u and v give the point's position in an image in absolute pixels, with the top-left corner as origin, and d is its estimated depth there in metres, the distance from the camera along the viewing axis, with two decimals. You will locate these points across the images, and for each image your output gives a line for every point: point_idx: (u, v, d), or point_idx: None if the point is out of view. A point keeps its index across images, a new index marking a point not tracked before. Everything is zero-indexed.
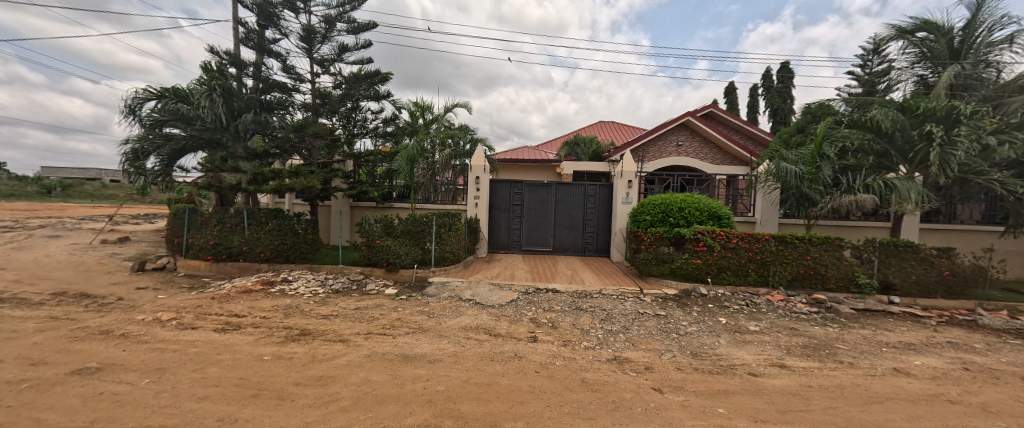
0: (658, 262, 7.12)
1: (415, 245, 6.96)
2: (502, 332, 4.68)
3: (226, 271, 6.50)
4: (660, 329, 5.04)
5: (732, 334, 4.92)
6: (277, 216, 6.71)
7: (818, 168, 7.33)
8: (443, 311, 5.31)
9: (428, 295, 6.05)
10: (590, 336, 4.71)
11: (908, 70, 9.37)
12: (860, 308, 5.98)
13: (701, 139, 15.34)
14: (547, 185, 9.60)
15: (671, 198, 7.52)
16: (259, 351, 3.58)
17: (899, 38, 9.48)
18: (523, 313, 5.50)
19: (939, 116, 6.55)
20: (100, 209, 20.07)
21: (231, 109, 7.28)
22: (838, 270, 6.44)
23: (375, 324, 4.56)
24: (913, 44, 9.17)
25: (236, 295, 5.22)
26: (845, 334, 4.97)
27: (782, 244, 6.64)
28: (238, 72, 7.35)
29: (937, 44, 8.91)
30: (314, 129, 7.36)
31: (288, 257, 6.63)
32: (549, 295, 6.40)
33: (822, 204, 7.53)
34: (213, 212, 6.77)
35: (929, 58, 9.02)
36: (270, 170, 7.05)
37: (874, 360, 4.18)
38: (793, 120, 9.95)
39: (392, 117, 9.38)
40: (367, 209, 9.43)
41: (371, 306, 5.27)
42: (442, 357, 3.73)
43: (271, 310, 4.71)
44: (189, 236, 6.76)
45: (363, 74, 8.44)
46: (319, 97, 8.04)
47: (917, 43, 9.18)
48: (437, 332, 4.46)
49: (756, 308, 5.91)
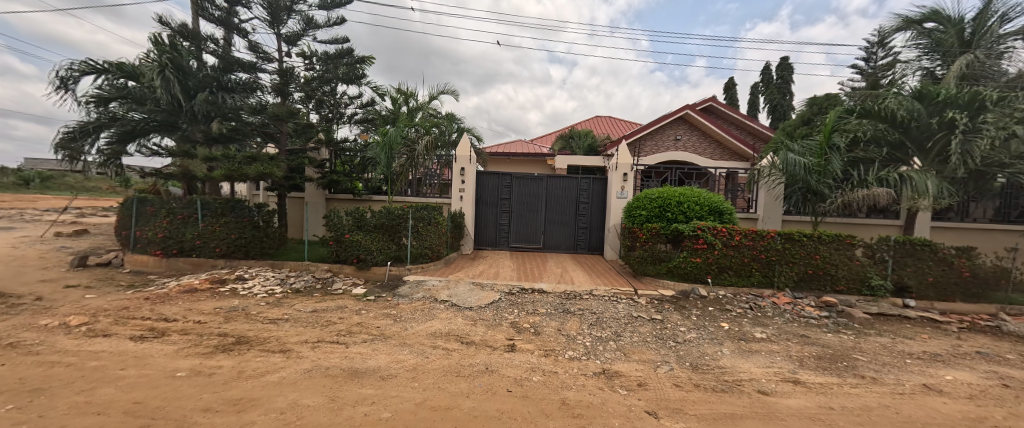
0: (654, 260, 6.63)
1: (389, 240, 6.35)
2: (476, 339, 4.09)
3: (177, 268, 5.86)
4: (656, 336, 4.48)
5: (736, 342, 4.35)
6: (235, 208, 6.05)
7: (828, 160, 6.79)
8: (413, 314, 4.71)
9: (400, 295, 5.46)
10: (576, 345, 4.15)
11: (915, 63, 8.78)
12: (873, 312, 5.48)
13: (700, 133, 14.82)
14: (536, 178, 9.03)
15: (669, 192, 6.89)
16: (174, 365, 2.96)
17: (905, 29, 8.89)
18: (503, 317, 4.93)
19: (962, 102, 6.02)
20: (63, 201, 19.07)
21: (186, 89, 6.52)
22: (849, 270, 5.91)
23: (329, 330, 3.96)
24: (919, 35, 8.60)
25: (177, 295, 4.58)
26: (863, 343, 4.43)
27: (789, 242, 6.08)
28: (196, 49, 6.62)
29: (947, 35, 8.33)
30: (278, 110, 6.67)
31: (247, 252, 5.99)
32: (535, 296, 5.83)
33: (832, 199, 6.97)
34: (164, 202, 6.07)
35: (938, 50, 8.45)
36: (224, 152, 6.27)
37: (900, 375, 3.65)
38: (797, 112, 9.45)
39: (371, 102, 8.72)
40: (342, 202, 8.77)
41: (331, 309, 4.66)
42: (399, 372, 3.13)
43: (211, 314, 4.09)
44: (137, 229, 6.06)
45: (337, 54, 7.78)
46: (285, 75, 7.25)
47: (925, 34, 8.60)
48: (399, 340, 3.86)
49: (761, 312, 5.39)
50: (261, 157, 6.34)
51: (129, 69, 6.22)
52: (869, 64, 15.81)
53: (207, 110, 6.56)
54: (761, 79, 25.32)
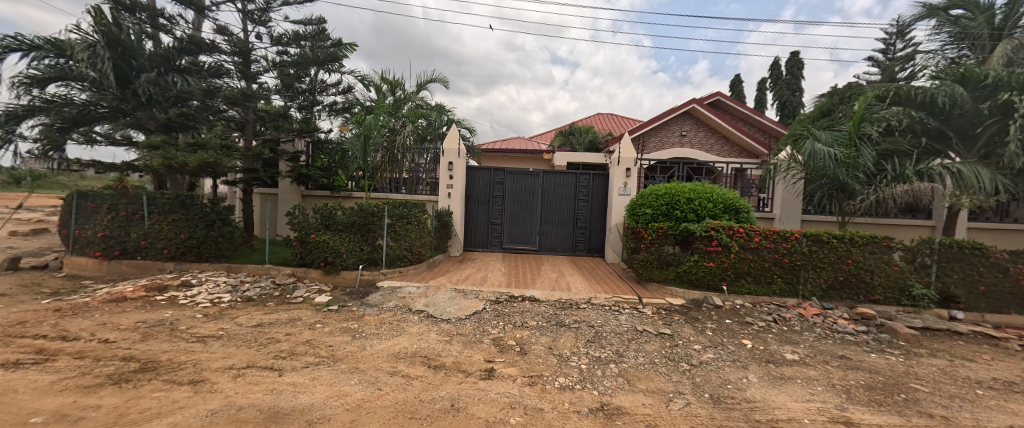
0: (661, 264, 5.90)
1: (361, 240, 5.63)
2: (447, 362, 3.35)
3: (120, 271, 5.18)
4: (665, 356, 3.75)
5: (763, 364, 3.58)
6: (186, 205, 5.30)
7: (858, 151, 6.02)
8: (377, 329, 3.97)
9: (368, 304, 4.75)
10: (569, 369, 3.40)
11: (938, 53, 7.86)
12: (918, 327, 4.72)
13: (707, 129, 14.04)
14: (531, 173, 8.30)
15: (677, 188, 6.14)
16: (33, 407, 2.23)
17: (928, 17, 7.92)
18: (485, 332, 4.19)
19: (1015, 85, 5.28)
20: (45, 200, 18.30)
21: (129, 69, 5.88)
22: (886, 277, 5.16)
23: (266, 350, 3.22)
24: (945, 22, 7.65)
25: (98, 306, 3.87)
26: (916, 367, 3.67)
27: (816, 245, 5.30)
28: (149, 26, 5.97)
29: (975, 22, 7.38)
30: (234, 92, 5.96)
31: (200, 254, 5.28)
32: (525, 305, 5.11)
33: (863, 196, 6.19)
34: (104, 197, 5.34)
35: (965, 38, 7.50)
36: (170, 140, 5.52)
37: (980, 413, 2.87)
38: (815, 103, 8.67)
39: (351, 90, 8.03)
40: (319, 199, 8.10)
41: (281, 322, 3.93)
42: (334, 413, 2.39)
43: (126, 330, 3.37)
44: (77, 227, 5.37)
45: (309, 34, 7.07)
46: (239, 48, 6.34)
47: (951, 22, 7.62)
48: (350, 364, 3.11)
49: (788, 325, 4.64)
50: (209, 144, 5.64)
51: (64, 45, 5.50)
52: (886, 57, 15.06)
53: (152, 92, 5.93)
54: (769, 75, 24.56)
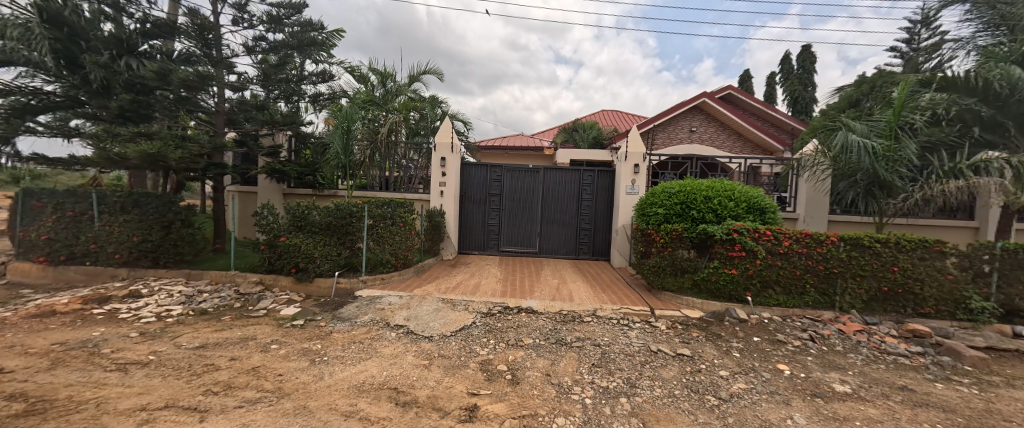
0: (676, 271, 5.24)
1: (339, 244, 5.04)
2: (419, 398, 2.71)
3: (68, 279, 4.67)
4: (688, 386, 3.11)
5: (811, 399, 2.92)
6: (139, 203, 4.71)
7: (899, 143, 5.32)
8: (344, 351, 3.36)
9: (340, 318, 4.14)
10: (570, 406, 2.74)
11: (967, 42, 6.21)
12: (983, 347, 4.01)
13: (718, 123, 13.28)
14: (531, 169, 7.67)
15: (693, 185, 5.47)
16: None
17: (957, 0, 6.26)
18: (472, 353, 3.56)
19: None
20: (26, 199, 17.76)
21: (82, 52, 5.46)
22: (939, 288, 4.45)
23: (196, 384, 2.60)
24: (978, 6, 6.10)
25: (16, 322, 3.31)
26: (1000, 402, 2.98)
27: (856, 250, 4.61)
28: (107, 5, 5.43)
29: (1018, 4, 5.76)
30: (190, 76, 5.27)
31: (157, 260, 4.74)
32: (521, 319, 4.48)
33: (905, 193, 5.47)
34: (51, 194, 4.79)
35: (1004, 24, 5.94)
36: (123, 131, 4.94)
37: None
38: (842, 93, 7.92)
39: (334, 80, 7.42)
40: (300, 198, 7.57)
41: (232, 341, 3.36)
42: None
43: (34, 355, 2.79)
44: (21, 229, 4.86)
45: (284, 15, 6.43)
46: (200, 27, 5.68)
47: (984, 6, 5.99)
48: (298, 402, 2.49)
49: (827, 344, 3.99)
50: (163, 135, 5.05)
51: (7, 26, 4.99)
52: (911, 46, 14.14)
53: (110, 79, 5.43)
54: (779, 69, 23.79)
